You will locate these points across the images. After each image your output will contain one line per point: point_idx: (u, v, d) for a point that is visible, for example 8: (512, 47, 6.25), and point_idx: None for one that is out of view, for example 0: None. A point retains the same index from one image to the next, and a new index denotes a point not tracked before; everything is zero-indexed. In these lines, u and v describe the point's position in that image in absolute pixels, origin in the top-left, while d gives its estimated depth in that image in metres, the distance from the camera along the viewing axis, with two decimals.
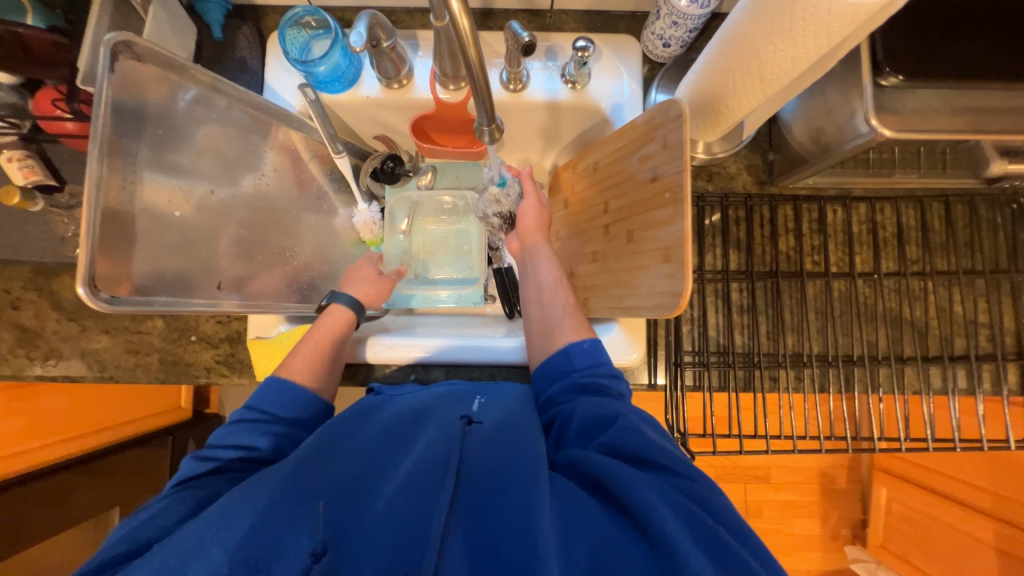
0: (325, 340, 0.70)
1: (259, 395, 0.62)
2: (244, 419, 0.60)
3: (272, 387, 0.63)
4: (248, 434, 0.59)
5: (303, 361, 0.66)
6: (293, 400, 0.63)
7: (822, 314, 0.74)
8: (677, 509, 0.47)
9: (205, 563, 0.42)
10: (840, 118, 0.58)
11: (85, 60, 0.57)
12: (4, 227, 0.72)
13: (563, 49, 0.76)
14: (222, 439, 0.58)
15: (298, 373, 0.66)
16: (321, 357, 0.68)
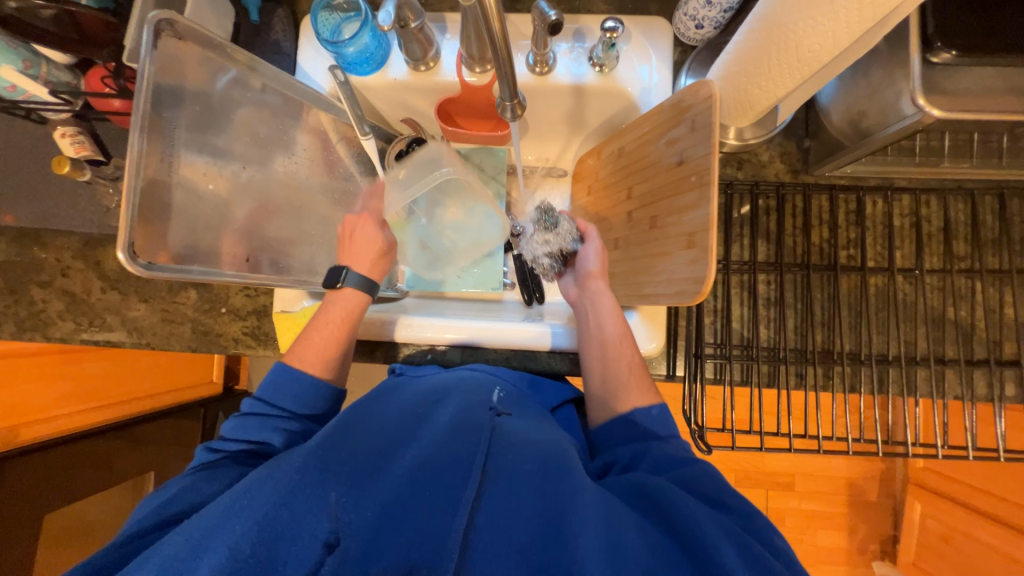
0: (335, 327, 0.66)
1: (270, 388, 0.61)
2: (254, 414, 0.60)
3: (283, 381, 0.62)
4: (258, 430, 0.58)
5: (314, 352, 0.64)
6: (302, 396, 0.61)
7: (856, 311, 0.70)
8: (719, 524, 0.45)
9: (221, 545, 0.41)
10: (884, 99, 0.54)
11: (130, 38, 0.59)
12: (58, 199, 0.77)
13: (591, 31, 0.75)
14: (234, 431, 0.58)
15: (309, 364, 0.64)
16: (333, 345, 0.65)
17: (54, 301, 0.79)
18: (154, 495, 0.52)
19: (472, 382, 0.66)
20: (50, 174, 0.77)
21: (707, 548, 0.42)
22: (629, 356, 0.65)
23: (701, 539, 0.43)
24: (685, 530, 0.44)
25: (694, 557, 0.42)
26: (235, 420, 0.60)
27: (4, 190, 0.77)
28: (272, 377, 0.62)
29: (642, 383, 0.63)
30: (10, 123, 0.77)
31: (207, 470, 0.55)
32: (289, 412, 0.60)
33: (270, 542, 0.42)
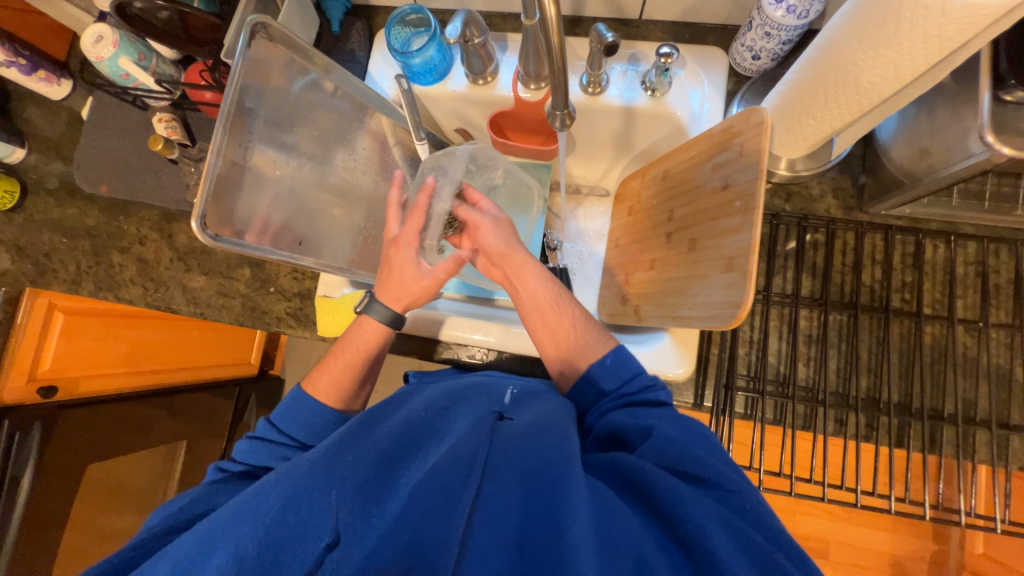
0: (347, 350, 0.66)
1: (282, 412, 0.63)
2: (265, 441, 0.61)
3: (296, 405, 0.63)
4: (266, 457, 0.60)
5: (329, 380, 0.65)
6: (310, 424, 0.62)
7: (907, 359, 0.66)
8: (707, 506, 0.43)
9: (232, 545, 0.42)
10: (951, 138, 0.53)
11: (231, 37, 0.66)
12: (147, 174, 0.86)
13: (646, 56, 0.77)
14: (245, 454, 0.60)
15: (325, 393, 0.65)
16: (347, 370, 0.66)
17: (128, 266, 0.88)
18: (166, 505, 0.53)
19: (481, 388, 0.64)
20: (144, 153, 0.87)
21: (704, 542, 0.40)
22: (574, 314, 0.64)
23: (697, 531, 0.41)
24: (679, 522, 0.42)
25: (687, 545, 0.41)
26: (247, 443, 0.61)
27: (105, 164, 0.87)
28: (287, 403, 0.64)
29: (600, 335, 0.63)
30: (119, 107, 0.88)
31: (218, 486, 0.56)
32: (295, 440, 0.61)
33: (275, 546, 0.42)
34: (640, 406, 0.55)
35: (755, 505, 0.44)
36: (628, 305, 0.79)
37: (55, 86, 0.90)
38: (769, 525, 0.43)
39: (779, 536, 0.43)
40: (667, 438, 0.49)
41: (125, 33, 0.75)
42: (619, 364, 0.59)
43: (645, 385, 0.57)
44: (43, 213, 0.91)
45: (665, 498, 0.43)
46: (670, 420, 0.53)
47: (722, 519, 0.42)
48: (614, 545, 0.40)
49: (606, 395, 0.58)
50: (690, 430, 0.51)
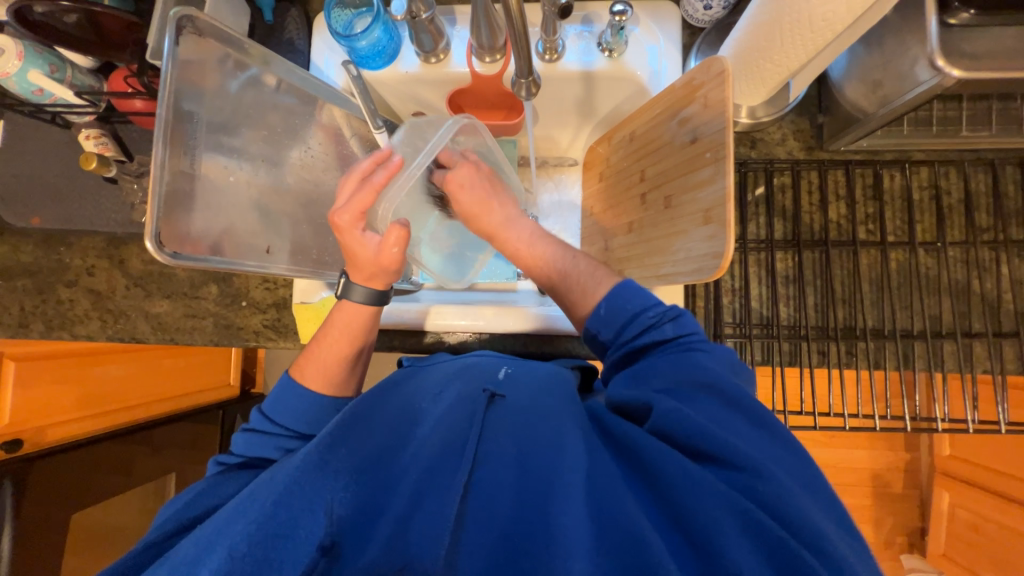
0: (335, 335, 0.61)
1: (271, 403, 0.59)
2: (261, 432, 0.58)
3: (284, 393, 0.59)
4: (264, 448, 0.57)
5: (316, 367, 0.61)
6: (301, 412, 0.58)
7: (878, 286, 0.69)
8: (717, 491, 0.40)
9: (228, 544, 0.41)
10: (900, 67, 0.54)
11: (154, 37, 0.61)
12: (84, 199, 0.79)
13: (599, 17, 0.75)
14: (241, 446, 0.58)
15: (314, 380, 0.61)
16: (335, 358, 0.61)
17: (80, 299, 0.81)
18: (174, 499, 0.53)
19: (481, 362, 0.61)
20: (76, 176, 0.80)
21: (708, 534, 0.39)
22: (578, 265, 0.57)
23: (704, 521, 0.40)
24: (684, 506, 0.41)
25: (691, 533, 0.40)
26: (242, 435, 0.59)
27: (33, 193, 0.80)
28: (276, 391, 0.60)
29: (601, 278, 0.54)
30: (37, 128, 0.80)
31: (218, 477, 0.55)
32: (290, 430, 0.58)
33: (266, 543, 0.42)
34: (646, 359, 0.48)
35: (780, 493, 0.39)
36: (611, 271, 0.80)
37: None
38: (797, 512, 0.39)
39: (807, 524, 0.38)
40: (672, 410, 0.44)
41: (29, 43, 0.67)
42: (614, 312, 0.50)
43: (646, 326, 0.49)
44: None
45: (670, 482, 0.42)
46: (682, 368, 0.46)
47: (734, 508, 0.39)
48: (609, 532, 0.41)
49: (609, 347, 0.51)
50: (704, 391, 0.45)
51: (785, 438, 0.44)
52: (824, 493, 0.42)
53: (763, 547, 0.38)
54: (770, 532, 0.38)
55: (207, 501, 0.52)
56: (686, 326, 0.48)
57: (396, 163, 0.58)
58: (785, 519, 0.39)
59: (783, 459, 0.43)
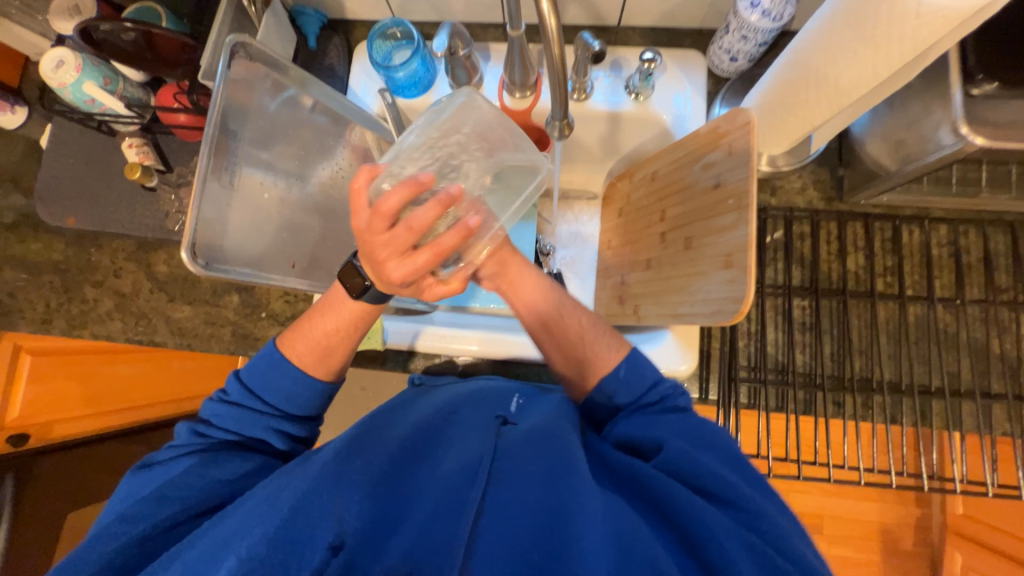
0: (337, 327, 0.57)
1: (257, 374, 0.56)
2: (245, 408, 0.55)
3: (272, 369, 0.56)
4: (251, 427, 0.55)
5: (308, 346, 0.57)
6: (288, 392, 0.56)
7: (895, 339, 0.69)
8: (732, 529, 0.41)
9: (241, 551, 0.39)
10: (923, 129, 0.56)
11: (208, 57, 0.64)
12: (120, 204, 0.82)
13: (628, 62, 0.78)
14: (223, 420, 0.55)
15: (304, 359, 0.57)
16: (337, 348, 0.57)
17: (104, 300, 0.83)
18: (155, 475, 0.51)
19: (492, 388, 0.61)
20: (115, 182, 0.83)
21: (724, 563, 0.39)
22: (580, 322, 0.60)
23: (723, 555, 0.39)
24: (695, 534, 0.41)
25: (704, 559, 0.40)
26: (223, 408, 0.55)
27: (73, 195, 0.82)
28: (264, 365, 0.57)
29: (610, 343, 0.59)
30: (83, 134, 0.84)
31: (201, 452, 0.53)
32: (277, 408, 0.56)
33: (282, 550, 0.39)
34: (653, 413, 0.52)
35: (777, 531, 0.42)
36: (627, 306, 0.80)
37: (9, 114, 0.83)
38: (793, 547, 0.41)
39: (803, 560, 0.40)
40: (680, 450, 0.47)
41: (88, 57, 0.71)
42: (633, 374, 0.55)
43: (663, 396, 0.54)
44: (4, 249, 0.85)
45: (692, 514, 0.42)
46: (683, 423, 0.51)
47: (747, 541, 0.40)
48: (630, 555, 0.39)
49: (620, 409, 0.55)
50: (708, 443, 0.48)
51: (768, 487, 0.47)
52: (810, 539, 0.45)
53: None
54: (776, 563, 0.39)
55: (189, 484, 0.49)
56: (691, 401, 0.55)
57: (469, 224, 0.44)
58: (785, 553, 0.41)
59: (775, 507, 0.45)
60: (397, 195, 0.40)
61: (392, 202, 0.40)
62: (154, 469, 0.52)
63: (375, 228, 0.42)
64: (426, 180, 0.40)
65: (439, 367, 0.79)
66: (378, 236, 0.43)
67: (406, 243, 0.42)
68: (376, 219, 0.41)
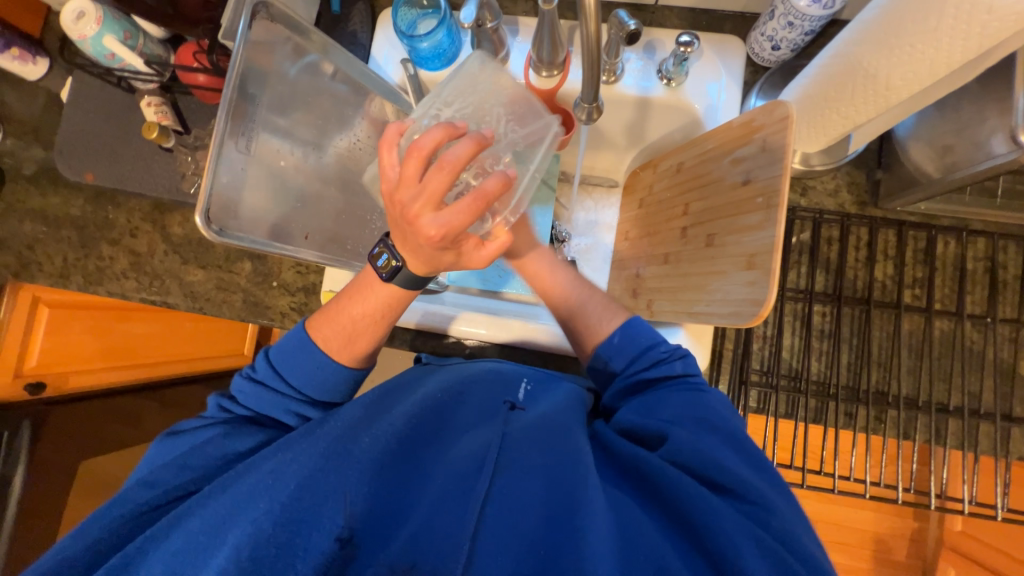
0: (365, 312, 0.53)
1: (283, 357, 0.54)
2: (268, 390, 0.54)
3: (299, 353, 0.54)
4: (272, 408, 0.54)
5: (340, 337, 0.54)
6: (313, 377, 0.54)
7: (917, 353, 0.67)
8: (733, 519, 0.40)
9: (250, 522, 0.39)
10: (974, 135, 0.53)
11: (229, 16, 0.62)
12: (137, 163, 0.82)
13: (663, 44, 0.75)
14: (245, 399, 0.54)
15: (338, 350, 0.54)
16: (364, 335, 0.54)
17: (119, 258, 0.84)
18: (178, 443, 0.51)
19: (502, 371, 0.59)
20: (133, 141, 0.82)
21: (731, 555, 0.38)
22: (570, 298, 0.60)
23: (726, 546, 0.39)
24: (699, 525, 0.40)
25: (710, 551, 0.39)
26: (248, 386, 0.54)
27: (91, 151, 0.82)
28: (291, 347, 0.54)
29: (610, 312, 0.58)
30: (102, 88, 0.83)
31: (222, 429, 0.52)
32: (300, 392, 0.54)
33: (293, 525, 0.39)
34: (657, 393, 0.51)
35: (784, 524, 0.40)
36: (641, 300, 0.79)
37: (30, 65, 0.82)
38: (798, 539, 0.40)
39: (808, 553, 0.39)
40: (685, 442, 0.45)
41: (109, 9, 0.70)
42: (627, 342, 0.55)
43: (658, 359, 0.53)
44: (23, 200, 0.85)
45: (693, 507, 0.41)
46: (689, 405, 0.48)
47: (754, 533, 0.39)
48: (635, 550, 0.39)
49: (616, 375, 0.55)
50: (712, 426, 0.46)
51: (779, 476, 0.45)
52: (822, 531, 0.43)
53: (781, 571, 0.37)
54: (782, 556, 0.38)
55: (207, 452, 0.50)
56: (693, 367, 0.53)
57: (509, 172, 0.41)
58: (790, 547, 0.39)
59: (782, 493, 0.44)
60: (434, 134, 0.39)
61: (426, 144, 0.39)
62: (181, 436, 0.52)
63: (408, 175, 0.40)
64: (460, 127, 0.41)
65: (446, 348, 0.78)
66: (411, 187, 0.40)
67: (441, 188, 0.39)
68: (407, 167, 0.39)
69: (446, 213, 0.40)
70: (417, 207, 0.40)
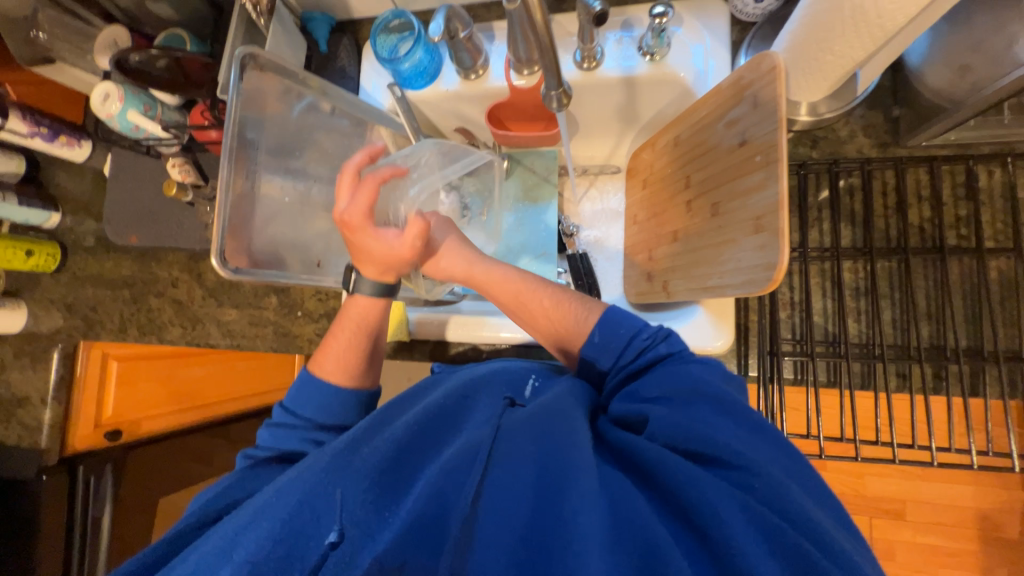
0: (345, 328, 0.62)
1: (293, 395, 0.60)
2: (285, 426, 0.59)
3: (307, 387, 0.60)
4: (289, 440, 0.57)
5: (333, 359, 0.62)
6: (322, 403, 0.59)
7: (972, 300, 0.61)
8: (729, 493, 0.38)
9: (249, 539, 0.40)
10: (996, 46, 0.47)
11: (224, 73, 0.68)
12: (170, 220, 0.90)
13: (640, 21, 0.73)
14: (265, 441, 0.58)
15: (332, 373, 0.61)
16: (349, 349, 0.62)
17: (166, 308, 0.92)
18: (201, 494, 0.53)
19: (504, 371, 0.59)
20: (165, 201, 0.90)
21: (717, 528, 0.36)
22: (544, 302, 0.58)
23: (716, 517, 0.37)
24: (687, 499, 0.38)
25: (699, 526, 0.37)
26: (267, 431, 0.59)
27: (132, 216, 0.91)
28: (297, 385, 0.61)
29: (586, 305, 0.57)
30: (134, 159, 0.92)
31: (245, 472, 0.55)
32: (312, 420, 0.58)
33: (286, 541, 0.40)
34: (644, 377, 0.50)
35: (775, 485, 0.38)
36: (656, 283, 0.76)
37: (77, 149, 0.92)
38: (790, 503, 0.37)
39: (812, 522, 0.36)
40: (665, 418, 0.44)
41: (129, 87, 0.77)
42: (609, 336, 0.53)
43: (641, 348, 0.52)
44: (84, 269, 0.96)
45: (686, 483, 0.39)
46: (673, 381, 0.47)
47: (740, 501, 0.37)
48: (625, 534, 0.37)
49: (608, 373, 0.53)
50: (696, 398, 0.44)
51: (777, 437, 0.43)
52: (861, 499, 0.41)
53: (770, 536, 0.36)
54: (773, 520, 0.36)
55: (230, 496, 0.52)
56: (678, 344, 0.51)
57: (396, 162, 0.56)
58: (792, 518, 0.37)
59: (778, 459, 0.41)
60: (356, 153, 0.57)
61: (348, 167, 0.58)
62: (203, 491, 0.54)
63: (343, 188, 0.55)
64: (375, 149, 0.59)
65: (466, 355, 0.79)
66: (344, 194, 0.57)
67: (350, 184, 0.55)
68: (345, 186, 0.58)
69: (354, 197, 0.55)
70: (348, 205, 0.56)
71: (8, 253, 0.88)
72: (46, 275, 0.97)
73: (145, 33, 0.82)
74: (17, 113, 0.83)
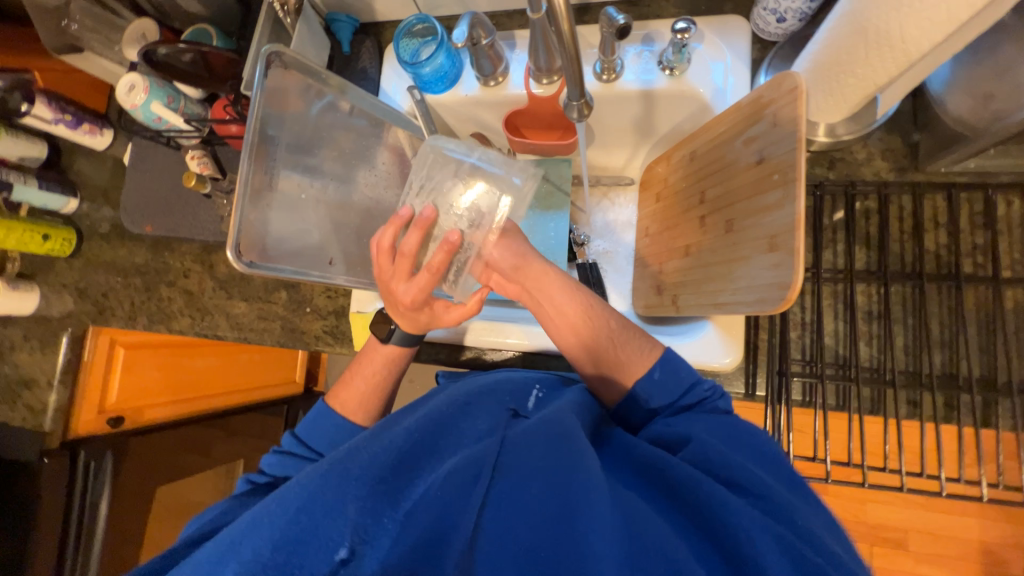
0: (375, 371, 0.68)
1: (308, 426, 0.63)
2: (293, 455, 0.60)
3: (324, 423, 0.63)
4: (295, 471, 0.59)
5: (357, 399, 0.66)
6: (335, 439, 0.62)
7: (987, 329, 0.60)
8: (751, 512, 0.40)
9: (251, 548, 0.40)
10: (1020, 77, 0.47)
11: (249, 70, 0.69)
12: (186, 211, 0.91)
13: (661, 35, 0.74)
14: (270, 467, 0.59)
15: (355, 412, 0.66)
16: (376, 392, 0.67)
17: (176, 298, 0.92)
18: (198, 518, 0.53)
19: (511, 379, 0.58)
20: (181, 192, 0.91)
21: (743, 546, 0.37)
22: (612, 323, 0.59)
23: (743, 540, 0.38)
24: (715, 521, 0.39)
25: (726, 546, 0.38)
26: (273, 456, 0.61)
27: (148, 205, 0.92)
28: (314, 417, 0.64)
29: (643, 344, 0.58)
30: (153, 150, 0.93)
31: (242, 498, 0.55)
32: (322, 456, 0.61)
33: (287, 550, 0.40)
34: (689, 415, 0.52)
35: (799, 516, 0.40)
36: (666, 297, 0.76)
37: (99, 136, 0.94)
38: (814, 532, 0.40)
39: (833, 550, 0.39)
40: (702, 444, 0.46)
41: (153, 78, 0.78)
42: (669, 376, 0.54)
43: (702, 397, 0.53)
44: (98, 255, 0.97)
45: (709, 501, 0.40)
46: (712, 425, 0.50)
47: (768, 525, 0.39)
48: (643, 548, 0.37)
49: (658, 412, 0.54)
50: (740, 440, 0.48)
51: (795, 483, 0.46)
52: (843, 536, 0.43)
53: (800, 564, 0.37)
54: (798, 545, 0.38)
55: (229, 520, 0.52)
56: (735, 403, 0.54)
57: (449, 240, 0.53)
58: (809, 539, 0.39)
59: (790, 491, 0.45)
60: (412, 235, 0.54)
61: (386, 240, 0.57)
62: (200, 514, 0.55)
63: (398, 269, 0.56)
64: (427, 216, 0.55)
65: (471, 359, 0.79)
66: (390, 269, 0.58)
67: (407, 266, 0.56)
68: (386, 256, 0.58)
69: (408, 281, 0.57)
70: (396, 281, 0.58)
71: (25, 235, 0.89)
72: (61, 259, 0.98)
73: (173, 27, 0.83)
74: (43, 100, 0.84)
